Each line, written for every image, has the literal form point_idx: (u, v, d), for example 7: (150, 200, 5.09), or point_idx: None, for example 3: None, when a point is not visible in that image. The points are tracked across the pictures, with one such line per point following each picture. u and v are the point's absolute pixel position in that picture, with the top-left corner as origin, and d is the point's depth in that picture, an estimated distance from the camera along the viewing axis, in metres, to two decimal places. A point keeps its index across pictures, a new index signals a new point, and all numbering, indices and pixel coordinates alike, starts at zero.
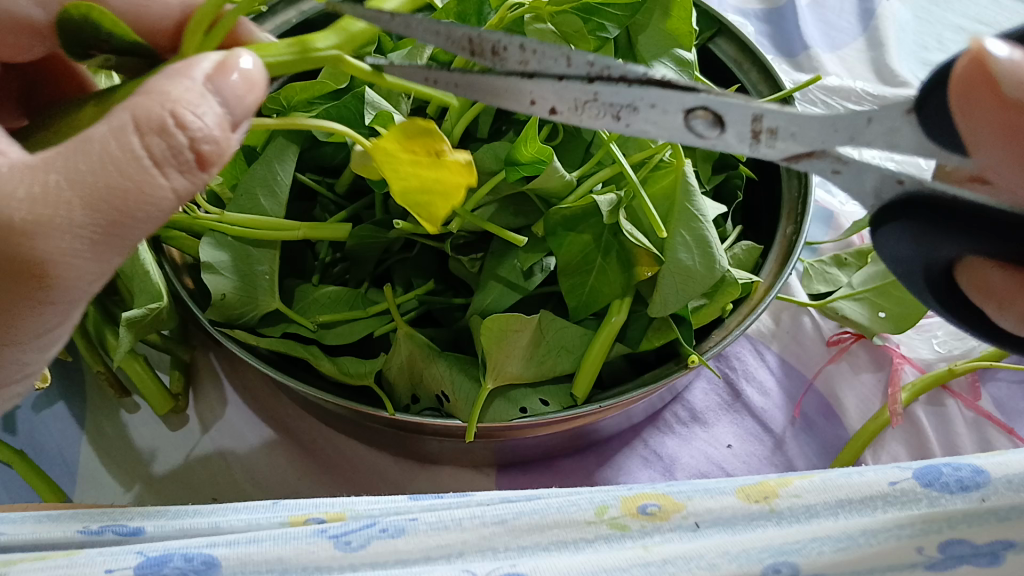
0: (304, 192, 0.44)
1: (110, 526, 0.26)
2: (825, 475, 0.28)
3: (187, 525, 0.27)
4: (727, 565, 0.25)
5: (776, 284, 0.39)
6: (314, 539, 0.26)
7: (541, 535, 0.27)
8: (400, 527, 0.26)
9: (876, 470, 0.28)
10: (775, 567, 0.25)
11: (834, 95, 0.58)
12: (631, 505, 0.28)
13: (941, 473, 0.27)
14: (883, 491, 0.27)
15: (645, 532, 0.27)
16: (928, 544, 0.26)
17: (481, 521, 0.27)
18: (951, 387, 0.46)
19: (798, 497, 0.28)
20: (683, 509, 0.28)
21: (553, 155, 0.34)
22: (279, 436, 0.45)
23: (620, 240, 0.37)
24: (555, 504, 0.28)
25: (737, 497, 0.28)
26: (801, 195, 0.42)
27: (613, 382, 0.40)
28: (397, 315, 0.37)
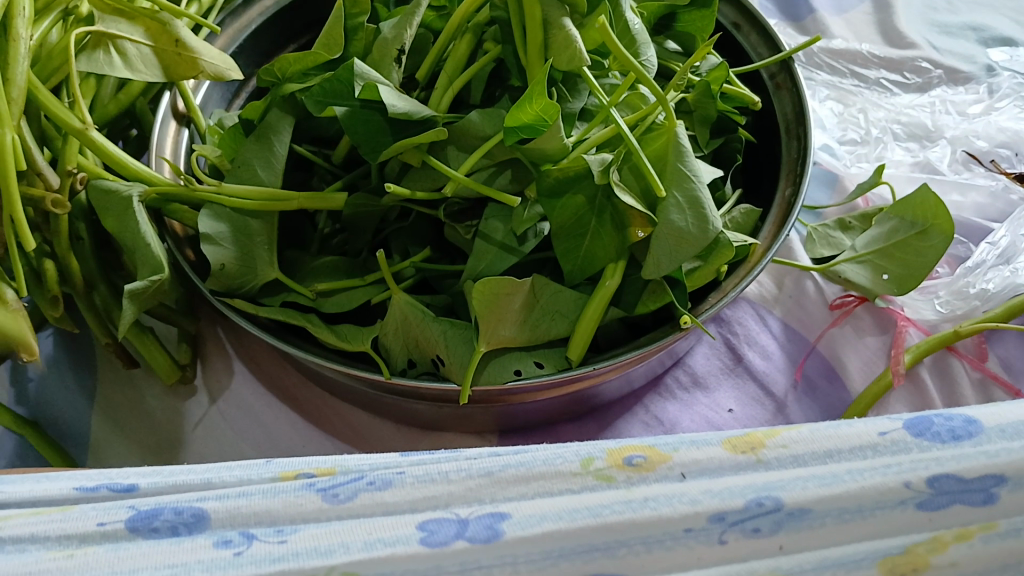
0: (301, 164, 0.44)
1: (105, 485, 0.27)
2: (814, 426, 0.28)
3: (179, 480, 0.27)
4: (708, 500, 0.25)
5: (774, 246, 0.39)
6: (303, 492, 0.26)
7: (527, 486, 0.27)
8: (388, 480, 0.27)
9: (864, 420, 0.28)
10: (758, 501, 0.25)
11: (840, 58, 0.58)
12: (617, 456, 0.27)
13: (932, 423, 0.27)
14: (874, 441, 0.27)
15: (631, 482, 0.27)
16: (916, 479, 0.26)
17: (466, 474, 0.27)
18: (956, 348, 0.45)
19: (786, 447, 0.27)
20: (669, 460, 0.27)
21: (559, 115, 0.34)
22: (284, 405, 0.46)
23: (614, 203, 0.37)
24: (541, 457, 0.27)
25: (724, 447, 0.28)
26: (800, 156, 0.42)
27: (609, 345, 0.40)
28: (391, 281, 0.37)
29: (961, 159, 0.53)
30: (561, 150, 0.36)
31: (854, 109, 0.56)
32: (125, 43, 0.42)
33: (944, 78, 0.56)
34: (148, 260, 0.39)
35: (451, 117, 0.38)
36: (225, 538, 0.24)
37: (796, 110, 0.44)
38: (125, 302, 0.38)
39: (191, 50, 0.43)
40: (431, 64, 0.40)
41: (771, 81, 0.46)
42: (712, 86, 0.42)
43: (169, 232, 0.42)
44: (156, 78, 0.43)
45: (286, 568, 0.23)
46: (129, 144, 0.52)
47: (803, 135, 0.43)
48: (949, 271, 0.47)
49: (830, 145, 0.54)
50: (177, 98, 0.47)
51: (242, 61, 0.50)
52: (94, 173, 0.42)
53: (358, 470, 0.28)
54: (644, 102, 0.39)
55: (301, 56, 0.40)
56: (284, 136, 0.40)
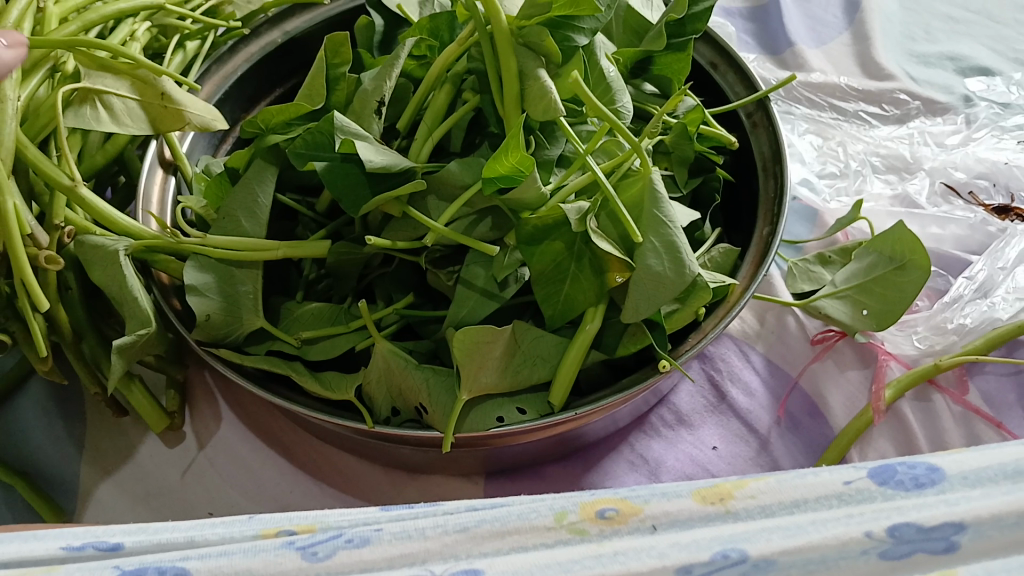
0: (285, 212, 0.45)
1: (90, 544, 0.27)
2: (781, 478, 0.29)
3: (164, 539, 0.28)
4: (677, 553, 0.26)
5: (753, 285, 0.39)
6: (282, 551, 0.26)
7: (502, 542, 0.27)
8: (365, 538, 0.27)
9: (830, 470, 0.29)
10: (724, 553, 0.26)
11: (819, 91, 0.59)
12: (589, 510, 0.28)
13: (896, 472, 0.29)
14: (839, 490, 0.28)
15: (604, 536, 0.27)
16: (876, 528, 0.26)
17: (443, 530, 0.27)
18: (938, 382, 0.45)
19: (754, 498, 0.28)
20: (641, 513, 0.28)
21: (534, 165, 0.35)
22: (272, 449, 0.46)
23: (592, 248, 0.37)
24: (516, 512, 0.28)
25: (693, 499, 0.28)
26: (777, 196, 0.43)
27: (591, 388, 0.40)
28: (374, 330, 0.38)
29: (939, 191, 0.53)
30: (539, 199, 0.37)
31: (833, 142, 0.57)
32: (110, 99, 0.43)
33: (922, 109, 0.57)
34: (136, 313, 0.40)
35: (430, 167, 0.39)
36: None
37: (773, 148, 0.44)
38: (113, 357, 0.38)
39: (177, 102, 0.44)
40: (411, 114, 0.41)
41: (749, 120, 0.46)
42: (689, 128, 0.43)
43: (155, 282, 0.42)
44: (144, 131, 0.44)
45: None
46: (117, 192, 0.53)
47: (779, 173, 0.44)
48: (929, 305, 0.48)
49: (809, 180, 0.55)
50: (164, 146, 0.48)
51: (228, 109, 0.51)
52: (81, 228, 0.42)
53: (336, 529, 0.28)
54: (620, 149, 0.39)
55: (284, 108, 0.41)
56: (266, 185, 0.41)
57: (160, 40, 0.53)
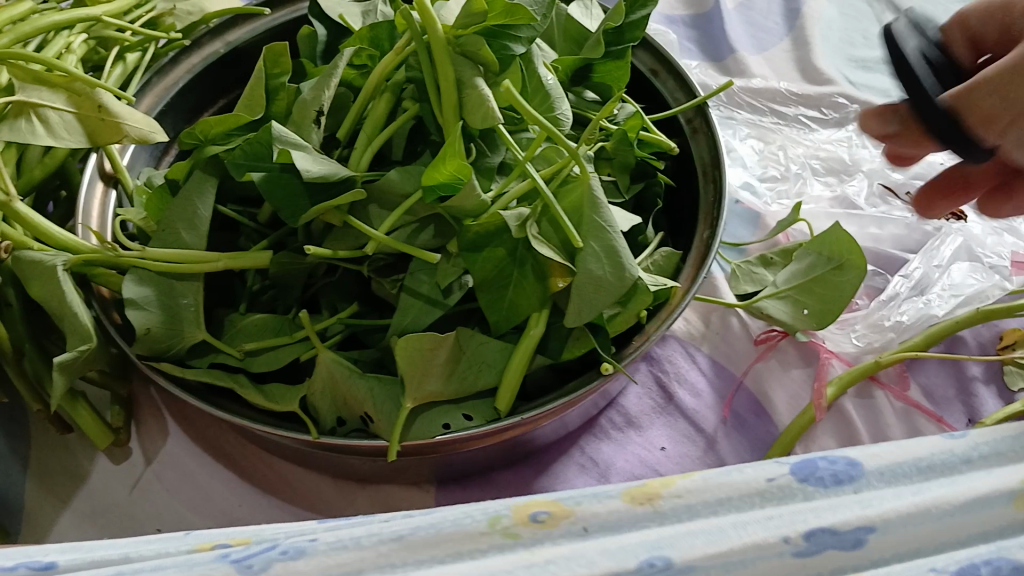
0: (227, 224, 0.44)
1: (21, 564, 0.26)
2: (709, 474, 0.30)
3: (98, 556, 0.27)
4: (604, 561, 0.27)
5: (694, 286, 0.40)
6: (216, 564, 0.26)
7: (436, 549, 0.27)
8: (300, 548, 0.26)
9: (754, 465, 0.31)
10: (649, 561, 0.27)
11: (760, 97, 0.60)
12: (523, 513, 0.28)
13: (817, 468, 0.31)
14: (763, 488, 0.30)
15: (536, 540, 0.28)
16: (793, 533, 0.29)
17: (378, 538, 0.27)
18: (879, 379, 0.47)
19: (681, 497, 0.30)
20: (572, 515, 0.29)
21: (472, 172, 0.36)
22: (220, 462, 0.46)
23: (534, 254, 0.37)
24: (450, 517, 0.28)
25: (623, 500, 0.29)
26: (716, 200, 0.44)
27: (538, 392, 0.40)
28: (317, 340, 0.37)
29: (877, 192, 0.55)
30: (479, 206, 0.37)
31: (773, 147, 0.58)
32: (47, 112, 0.43)
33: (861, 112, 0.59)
34: (77, 328, 0.40)
35: (371, 176, 0.39)
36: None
37: (712, 153, 0.45)
38: (54, 374, 0.38)
39: (114, 114, 0.43)
40: (351, 125, 0.41)
41: (688, 126, 0.47)
42: (629, 134, 0.44)
43: (96, 297, 0.42)
44: (81, 144, 0.43)
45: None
46: (59, 206, 0.52)
47: (718, 178, 0.44)
48: (868, 303, 0.49)
49: (751, 183, 0.56)
50: (104, 159, 0.47)
51: (169, 121, 0.51)
52: (20, 244, 0.42)
53: (270, 541, 0.27)
54: (559, 155, 0.39)
55: (222, 119, 0.40)
56: (207, 197, 0.40)
57: (98, 53, 0.52)
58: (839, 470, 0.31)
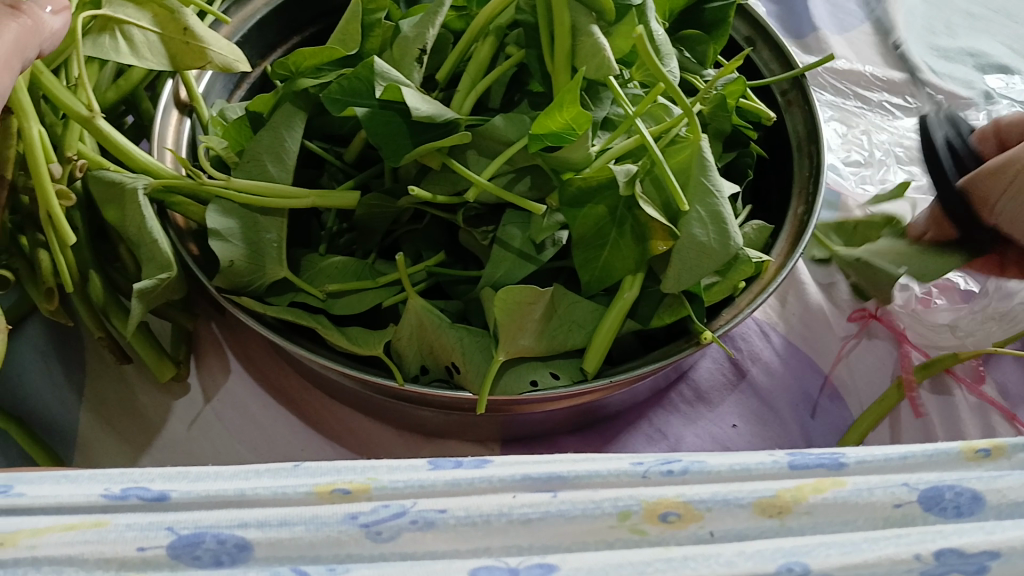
0: (310, 160, 0.43)
1: (134, 492, 0.26)
2: (838, 490, 0.26)
3: (213, 489, 0.26)
4: (743, 564, 0.24)
5: (790, 263, 0.39)
6: (344, 526, 0.25)
7: (563, 535, 0.26)
8: (431, 521, 0.25)
9: (882, 485, 0.26)
10: (788, 566, 0.23)
11: (844, 79, 0.58)
12: (651, 511, 0.26)
13: (943, 496, 0.26)
14: (887, 514, 0.26)
15: (663, 540, 0.25)
16: (925, 551, 0.23)
17: (508, 519, 0.25)
18: (955, 372, 0.46)
19: (810, 514, 0.26)
20: (702, 518, 0.26)
21: (588, 124, 0.34)
22: (284, 406, 0.45)
23: (635, 215, 0.36)
24: (579, 504, 0.26)
25: (752, 510, 0.26)
26: (812, 175, 0.43)
27: (621, 358, 0.39)
28: (409, 285, 0.36)
29: None
30: (585, 159, 0.35)
31: (857, 131, 0.56)
32: (131, 29, 0.41)
33: (945, 103, 0.57)
34: (155, 257, 0.38)
35: (474, 120, 0.37)
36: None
37: (808, 127, 0.44)
38: (133, 301, 0.37)
39: (200, 40, 0.41)
40: (452, 66, 0.39)
41: (783, 97, 0.46)
42: (728, 100, 0.42)
43: (172, 224, 0.40)
44: (163, 66, 0.41)
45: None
46: (125, 131, 0.50)
47: (815, 153, 0.43)
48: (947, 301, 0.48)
49: (836, 166, 0.55)
50: (180, 87, 0.46)
51: (246, 52, 0.49)
52: (94, 163, 0.40)
53: (397, 503, 0.26)
54: (668, 115, 0.38)
55: (317, 51, 0.39)
56: (295, 131, 0.39)
57: None
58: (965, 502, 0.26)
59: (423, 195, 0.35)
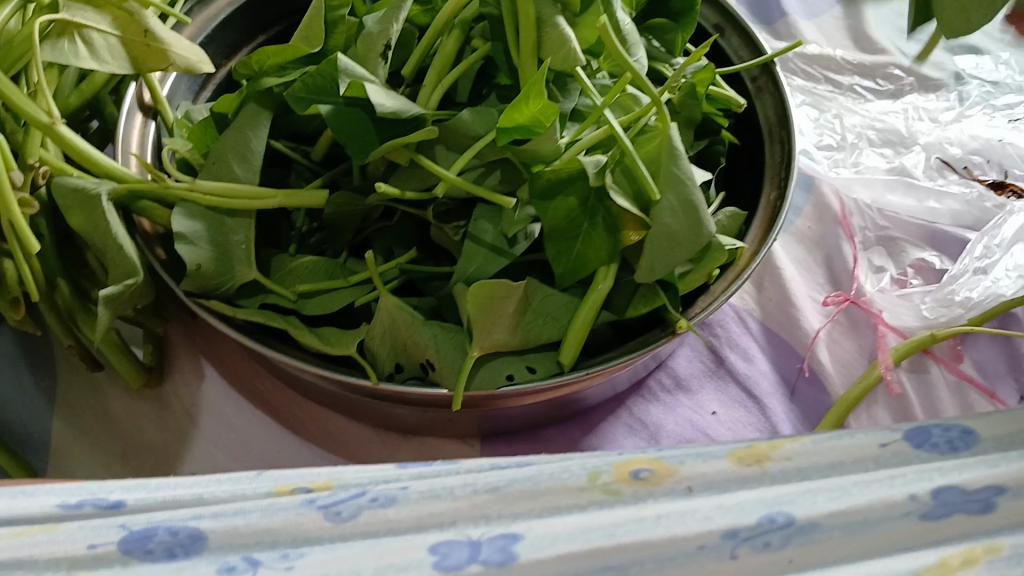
0: (278, 160, 0.43)
1: (89, 501, 0.28)
2: (815, 437, 0.31)
3: (167, 496, 0.29)
4: (720, 518, 0.27)
5: (763, 251, 0.38)
6: (303, 509, 0.28)
7: (534, 502, 0.28)
8: (392, 496, 0.28)
9: (867, 431, 0.31)
10: (770, 516, 0.27)
11: (814, 63, 0.58)
12: (624, 469, 0.30)
13: (931, 434, 0.30)
14: (876, 453, 0.30)
15: (638, 496, 0.29)
16: (920, 491, 0.27)
17: (474, 488, 0.29)
18: (934, 353, 0.46)
19: (791, 459, 0.30)
20: (677, 475, 0.29)
21: (556, 115, 0.34)
22: (259, 410, 0.44)
23: (606, 205, 0.36)
24: (549, 471, 0.29)
25: (731, 461, 0.30)
26: (784, 161, 0.42)
27: (598, 349, 0.39)
28: (380, 283, 0.36)
29: (934, 166, 0.53)
30: (554, 151, 0.35)
31: (830, 115, 0.56)
32: (90, 33, 0.40)
33: (916, 85, 0.57)
34: (122, 262, 0.38)
35: (441, 115, 0.37)
36: (229, 566, 0.26)
37: (779, 114, 0.44)
38: (100, 307, 0.36)
39: (161, 41, 0.40)
40: (418, 60, 0.39)
41: (752, 84, 0.45)
42: (697, 88, 0.42)
43: (139, 230, 0.40)
44: (125, 69, 0.40)
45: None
46: (89, 137, 0.49)
47: (786, 139, 0.43)
48: (923, 282, 0.49)
49: (808, 150, 0.55)
50: (143, 89, 0.45)
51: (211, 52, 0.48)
52: (57, 169, 0.39)
53: (356, 486, 0.29)
54: (636, 105, 0.38)
55: (279, 49, 0.38)
56: (260, 130, 0.38)
57: None
58: (955, 437, 0.29)
59: (391, 192, 0.35)
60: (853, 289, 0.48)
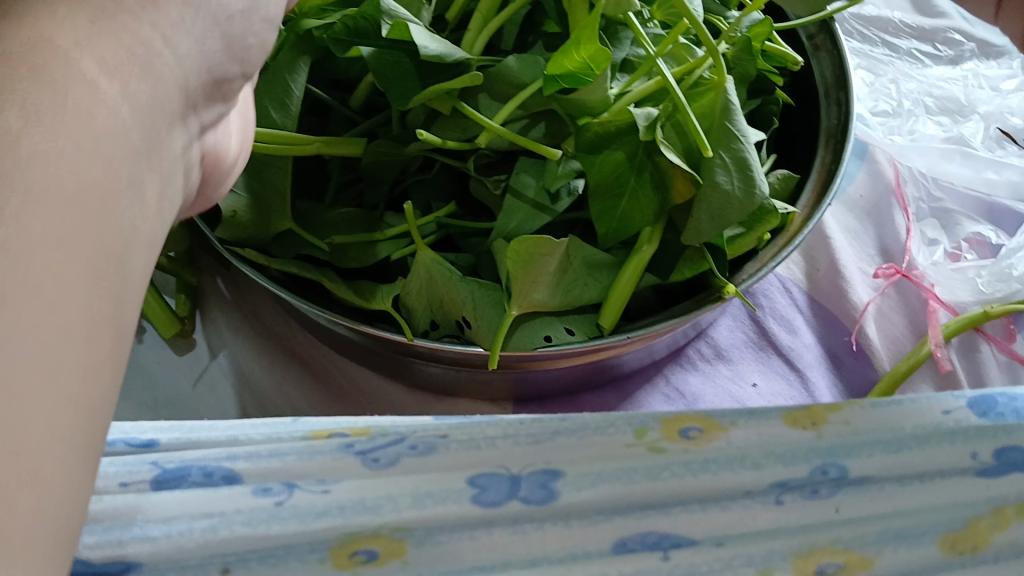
0: (316, 107, 0.41)
1: (122, 439, 0.32)
2: (876, 402, 0.34)
3: (204, 437, 0.32)
4: (770, 463, 0.33)
5: (816, 216, 0.36)
6: (340, 454, 0.32)
7: (576, 453, 0.32)
8: (430, 445, 0.32)
9: (931, 395, 0.34)
10: (824, 469, 0.33)
11: (872, 27, 0.56)
12: (673, 429, 0.33)
13: (997, 402, 0.34)
14: (939, 419, 0.33)
15: (687, 454, 0.33)
16: (981, 452, 0.33)
17: (512, 441, 0.32)
18: (985, 331, 0.45)
19: (847, 424, 0.33)
20: (726, 436, 0.33)
21: (608, 63, 0.32)
22: (290, 364, 0.44)
23: (655, 161, 0.34)
24: (596, 425, 0.33)
25: (786, 422, 0.33)
26: (840, 123, 0.40)
27: (638, 314, 0.38)
28: (418, 237, 0.35)
29: (993, 137, 0.50)
30: (604, 102, 0.34)
31: (885, 80, 0.53)
32: None
33: (976, 52, 0.54)
34: None
35: (486, 61, 0.35)
36: (266, 486, 0.31)
37: (838, 73, 0.42)
38: None
39: None
40: (463, 5, 0.37)
41: (810, 42, 0.43)
42: (753, 43, 0.39)
43: None
44: None
45: (334, 521, 0.31)
46: None
47: (844, 100, 0.41)
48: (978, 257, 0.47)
49: (862, 116, 0.52)
50: None
51: None
52: None
53: (395, 431, 0.33)
54: (691, 57, 0.36)
55: None
56: (300, 75, 0.36)
57: None
58: (1018, 406, 0.34)
59: (433, 142, 0.34)
60: (904, 262, 0.47)
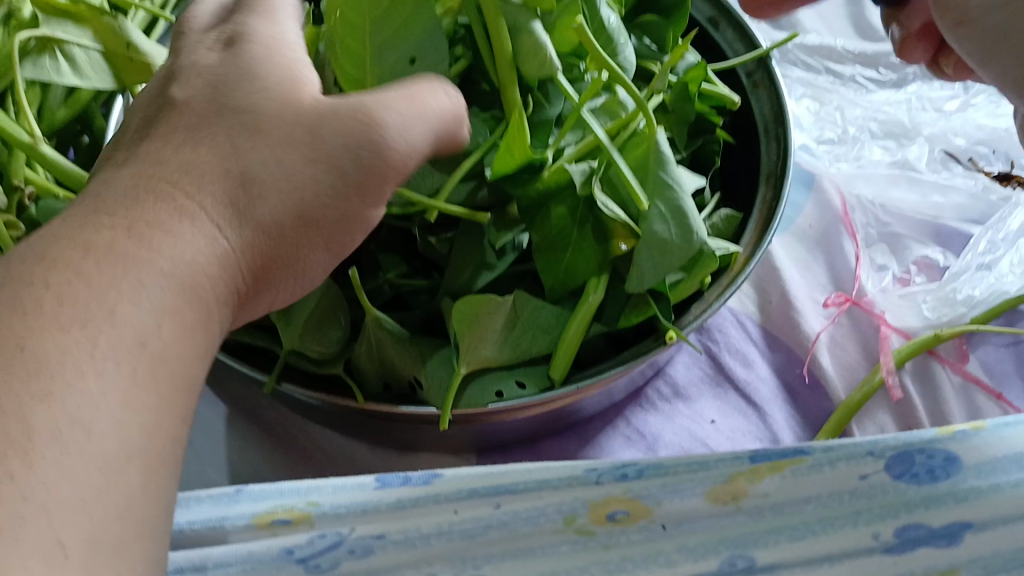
0: None
1: None
2: (795, 469, 0.35)
3: None
4: (682, 559, 0.35)
5: (757, 254, 0.37)
6: (284, 562, 0.34)
7: (509, 544, 0.35)
8: (366, 547, 0.34)
9: (848, 457, 0.35)
10: (732, 560, 0.35)
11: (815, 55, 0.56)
12: (600, 513, 0.35)
13: (915, 463, 0.35)
14: (855, 485, 0.35)
15: (611, 534, 0.35)
16: (884, 530, 0.35)
17: (448, 536, 0.34)
18: (938, 352, 0.45)
19: (766, 497, 0.35)
20: (650, 515, 0.35)
21: None
22: (254, 427, 0.44)
23: (595, 214, 0.35)
24: (528, 513, 0.35)
25: (707, 499, 0.35)
26: (780, 159, 0.41)
27: (591, 362, 0.38)
28: (364, 297, 0.35)
29: (938, 158, 0.52)
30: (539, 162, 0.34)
31: (830, 108, 0.54)
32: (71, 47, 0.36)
33: (920, 74, 0.55)
34: None
35: None
36: None
37: (775, 110, 0.42)
38: None
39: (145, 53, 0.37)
40: None
41: (748, 80, 0.44)
42: (690, 87, 0.40)
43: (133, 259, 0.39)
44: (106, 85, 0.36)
45: None
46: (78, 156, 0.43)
47: (783, 136, 0.41)
48: (926, 280, 0.48)
49: (808, 145, 0.53)
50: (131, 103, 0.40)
51: None
52: (43, 189, 0.37)
53: (333, 532, 0.34)
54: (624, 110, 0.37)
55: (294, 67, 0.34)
56: None
57: None
58: (937, 463, 0.35)
59: None
60: (855, 290, 0.47)
